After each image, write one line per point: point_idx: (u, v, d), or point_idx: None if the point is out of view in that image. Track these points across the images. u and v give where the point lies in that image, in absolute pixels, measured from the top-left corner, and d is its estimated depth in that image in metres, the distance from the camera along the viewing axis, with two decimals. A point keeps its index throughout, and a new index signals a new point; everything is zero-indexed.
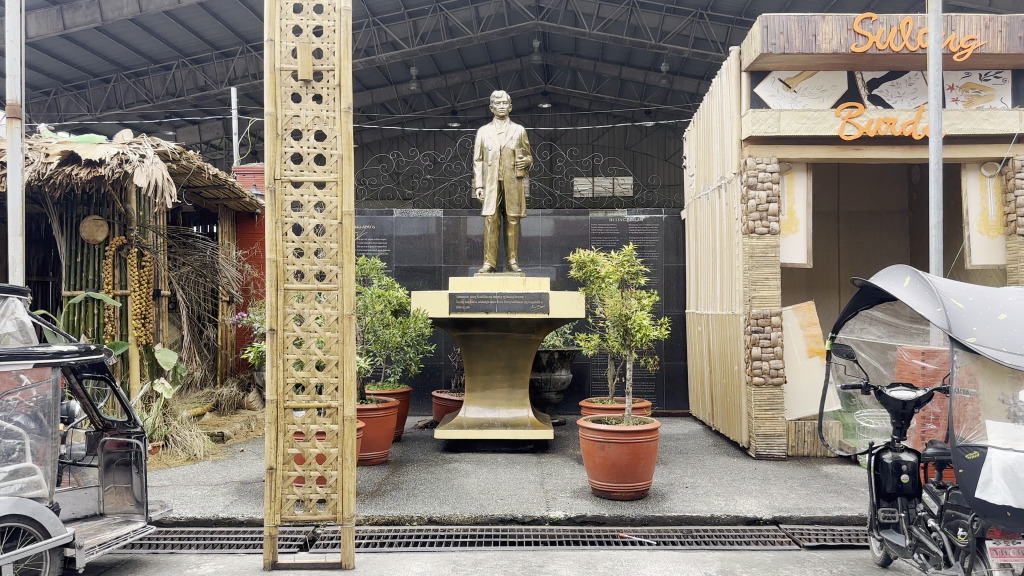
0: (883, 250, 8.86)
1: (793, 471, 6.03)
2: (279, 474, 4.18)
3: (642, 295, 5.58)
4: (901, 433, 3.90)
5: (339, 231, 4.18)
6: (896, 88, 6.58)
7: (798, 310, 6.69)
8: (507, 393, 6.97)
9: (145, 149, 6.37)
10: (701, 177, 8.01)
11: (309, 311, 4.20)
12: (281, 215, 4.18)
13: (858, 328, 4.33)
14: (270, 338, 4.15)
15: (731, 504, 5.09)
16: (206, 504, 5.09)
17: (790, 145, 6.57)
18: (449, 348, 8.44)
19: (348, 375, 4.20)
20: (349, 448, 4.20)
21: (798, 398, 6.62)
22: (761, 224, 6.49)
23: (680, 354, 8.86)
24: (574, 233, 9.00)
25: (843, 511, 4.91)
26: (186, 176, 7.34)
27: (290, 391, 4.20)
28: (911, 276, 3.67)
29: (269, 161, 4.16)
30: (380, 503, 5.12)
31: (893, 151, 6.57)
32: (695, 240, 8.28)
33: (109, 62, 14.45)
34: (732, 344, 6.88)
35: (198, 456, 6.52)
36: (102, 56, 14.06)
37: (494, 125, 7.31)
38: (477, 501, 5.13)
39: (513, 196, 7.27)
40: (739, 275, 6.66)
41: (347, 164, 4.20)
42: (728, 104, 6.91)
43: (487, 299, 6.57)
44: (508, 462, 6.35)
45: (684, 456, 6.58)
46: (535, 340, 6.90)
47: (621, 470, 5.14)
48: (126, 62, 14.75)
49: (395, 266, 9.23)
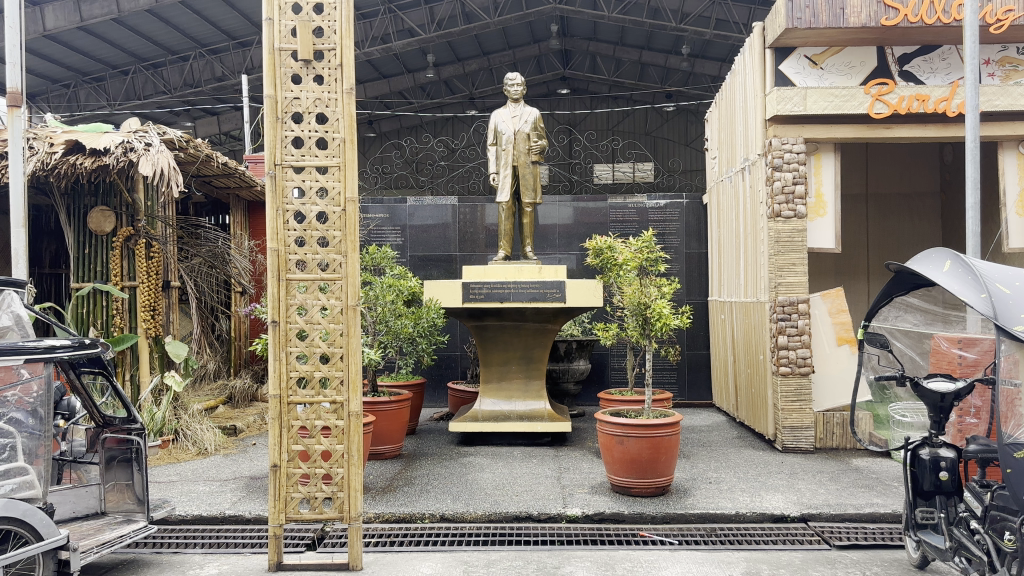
0: (913, 233, 8.53)
1: (822, 465, 5.79)
2: (283, 471, 4.01)
3: (661, 282, 5.37)
4: (940, 427, 3.66)
5: (343, 218, 3.99)
6: (928, 63, 6.27)
7: (826, 297, 6.42)
8: (524, 384, 6.77)
9: (150, 137, 6.22)
10: (723, 160, 7.74)
11: (312, 302, 4.02)
12: (282, 202, 4.00)
13: (892, 316, 4.07)
14: (272, 331, 3.98)
15: (757, 500, 4.87)
16: (212, 501, 4.96)
17: (817, 124, 6.30)
18: (465, 338, 8.27)
19: (354, 369, 4.01)
20: (355, 445, 4.02)
21: (827, 390, 6.37)
22: (787, 207, 6.23)
23: (702, 343, 8.61)
24: (593, 220, 8.77)
25: (875, 508, 4.67)
26: (195, 165, 7.19)
27: (293, 385, 4.03)
28: (951, 259, 3.38)
29: (269, 147, 3.98)
30: (391, 499, 4.95)
31: (925, 129, 6.26)
32: (717, 224, 8.01)
33: (127, 53, 14.38)
34: (757, 333, 6.62)
35: (209, 450, 6.40)
36: (120, 48, 13.99)
37: (508, 108, 7.09)
38: (491, 498, 4.95)
39: (529, 181, 7.04)
40: (764, 262, 6.39)
41: (350, 148, 3.99)
42: (752, 82, 6.63)
43: (502, 289, 6.38)
44: (525, 456, 6.16)
45: (708, 449, 6.35)
46: (552, 330, 6.70)
47: (641, 465, 4.93)
48: (144, 54, 14.68)
49: (410, 255, 9.05)
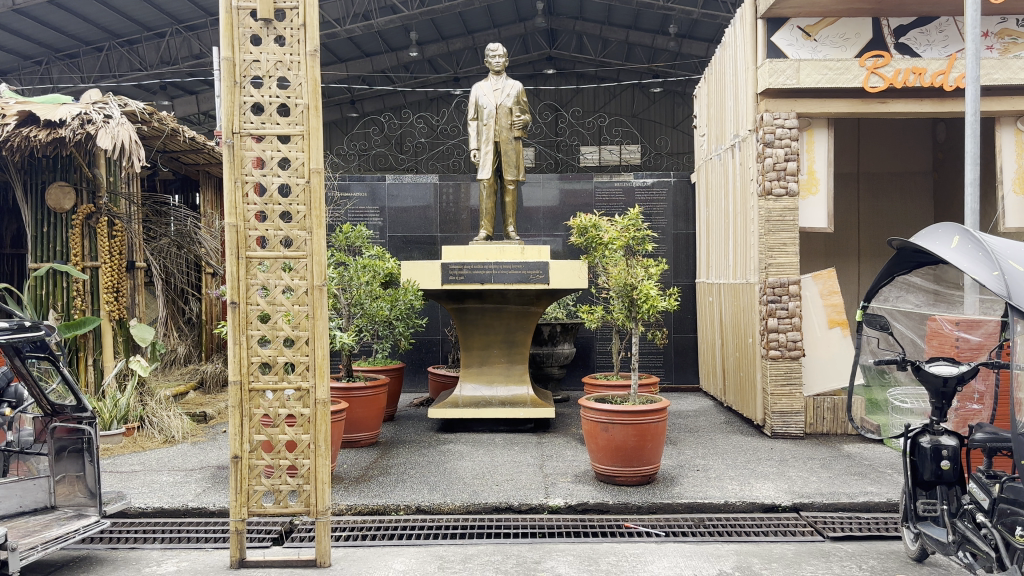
0: (906, 213, 8.34)
1: (813, 452, 5.59)
2: (244, 463, 3.77)
3: (648, 263, 5.12)
4: (941, 413, 3.47)
5: (307, 190, 3.73)
6: (925, 35, 6.02)
7: (817, 278, 6.18)
8: (506, 369, 6.54)
9: (110, 109, 5.94)
10: (712, 137, 7.49)
11: (275, 282, 3.76)
12: (240, 172, 3.74)
13: (892, 296, 3.90)
14: (231, 313, 3.72)
15: (746, 489, 4.66)
16: (175, 493, 4.73)
17: (809, 99, 6.06)
18: (445, 321, 8.02)
19: (320, 353, 3.75)
20: (322, 435, 3.77)
21: (819, 372, 6.13)
22: (779, 184, 5.99)
23: (689, 326, 8.41)
24: (578, 200, 8.52)
25: (870, 497, 4.48)
26: (160, 139, 6.89)
27: (255, 371, 3.78)
28: (960, 235, 3.09)
29: (226, 113, 3.72)
30: (365, 490, 4.71)
31: (921, 103, 6.02)
32: (706, 203, 7.77)
33: (101, 30, 13.93)
34: (746, 315, 6.42)
35: (176, 438, 6.16)
36: (93, 23, 13.53)
37: (489, 82, 6.79)
38: (469, 488, 4.72)
39: (511, 158, 6.76)
40: (754, 242, 6.17)
41: (314, 115, 3.73)
42: (742, 55, 6.39)
43: (483, 270, 6.13)
44: (506, 443, 5.93)
45: (695, 435, 6.14)
46: (535, 313, 6.46)
47: (627, 453, 4.70)
48: (119, 30, 14.23)
49: (389, 237, 8.77)
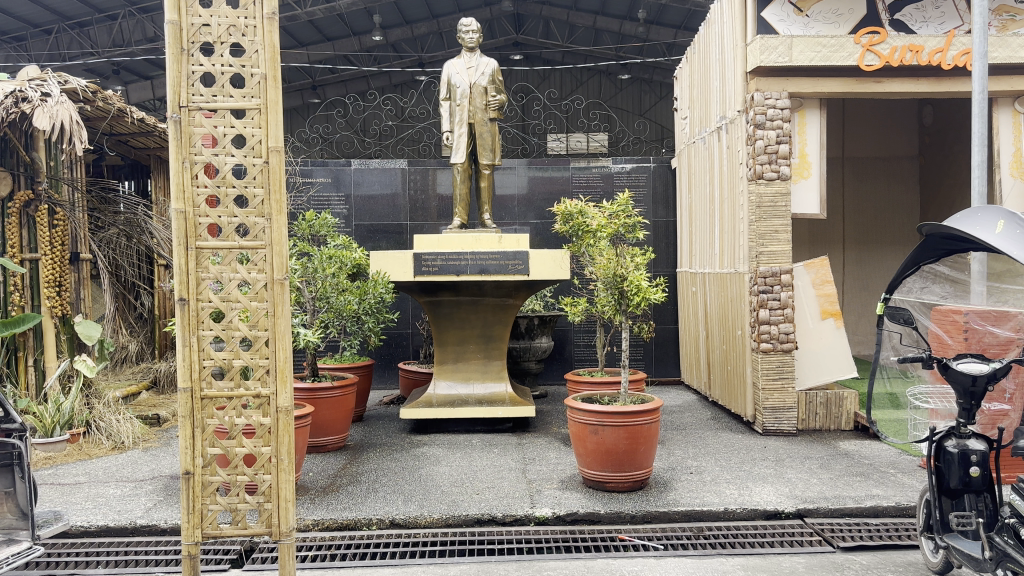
0: (890, 198, 8.11)
1: (809, 450, 5.30)
2: (196, 480, 3.36)
3: (636, 252, 4.76)
4: (969, 415, 3.16)
5: (265, 171, 3.30)
6: (921, 11, 5.76)
7: (810, 267, 5.87)
8: (482, 365, 6.16)
9: (49, 87, 5.42)
10: (695, 121, 7.16)
11: (229, 276, 3.31)
12: (189, 152, 3.31)
13: (917, 287, 3.44)
14: (180, 311, 3.29)
15: (745, 493, 4.35)
16: (123, 508, 4.30)
17: (801, 77, 5.74)
18: (416, 315, 7.62)
19: (282, 357, 3.33)
20: (285, 447, 3.36)
21: (811, 366, 5.86)
22: (770, 168, 5.65)
23: (670, 317, 8.09)
24: (552, 188, 8.14)
25: (877, 502, 4.20)
26: (106, 121, 6.37)
27: (208, 376, 3.36)
28: (1005, 219, 2.78)
29: (172, 84, 3.30)
30: (333, 502, 4.31)
31: (918, 83, 5.73)
32: (688, 190, 7.45)
33: (50, 11, 13.16)
34: (734, 306, 6.10)
35: (126, 445, 5.69)
36: (42, 5, 12.78)
37: (462, 59, 6.37)
38: (448, 497, 4.34)
39: (486, 141, 6.35)
40: (744, 229, 5.84)
41: (273, 87, 3.31)
42: (729, 32, 6.05)
43: (458, 260, 5.74)
44: (484, 445, 5.56)
45: (683, 433, 5.82)
46: (512, 306, 6.09)
47: (619, 457, 4.35)
48: (68, 11, 13.46)
49: (355, 226, 8.31)
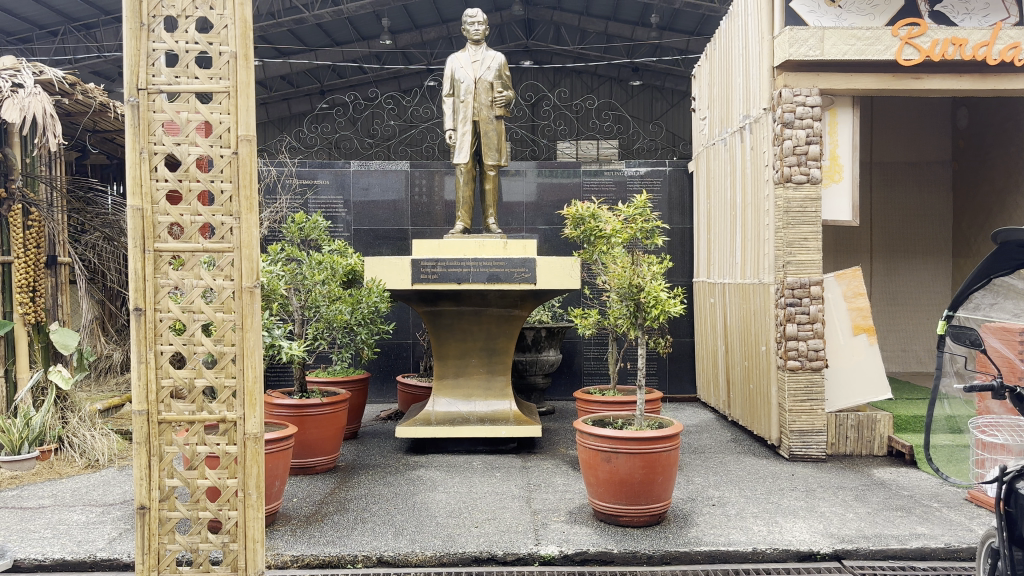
0: (922, 206, 7.68)
1: (842, 479, 4.85)
2: (152, 516, 2.94)
3: (653, 260, 4.32)
4: None
5: (234, 163, 2.89)
6: (964, 2, 5.28)
7: (841, 278, 5.40)
8: (485, 381, 5.74)
9: (23, 77, 5.04)
10: (715, 120, 6.73)
11: (191, 283, 2.90)
12: (148, 140, 2.91)
13: (987, 305, 2.92)
14: (135, 323, 2.88)
15: (775, 531, 3.90)
16: (84, 538, 3.88)
17: (834, 73, 5.30)
18: (417, 325, 7.21)
19: (250, 376, 2.92)
20: (253, 478, 2.95)
21: (842, 386, 5.40)
22: (799, 170, 5.21)
23: (686, 330, 7.64)
24: (562, 193, 7.71)
25: (924, 542, 3.75)
26: (87, 115, 5.97)
27: (166, 398, 2.95)
28: None
29: (129, 64, 2.90)
30: (315, 534, 3.88)
31: (959, 80, 5.29)
32: (706, 195, 7.02)
33: (56, 13, 12.77)
34: (757, 320, 5.64)
35: (101, 463, 5.26)
36: (45, 6, 12.37)
37: (467, 52, 5.96)
38: (444, 530, 3.91)
39: (492, 139, 5.94)
40: (769, 237, 5.40)
41: (244, 67, 2.90)
42: (754, 23, 5.62)
43: (459, 267, 5.32)
44: (486, 468, 5.13)
45: (702, 457, 5.37)
46: (518, 317, 5.65)
47: (633, 488, 3.90)
48: (75, 13, 13.04)
49: (355, 232, 7.90)
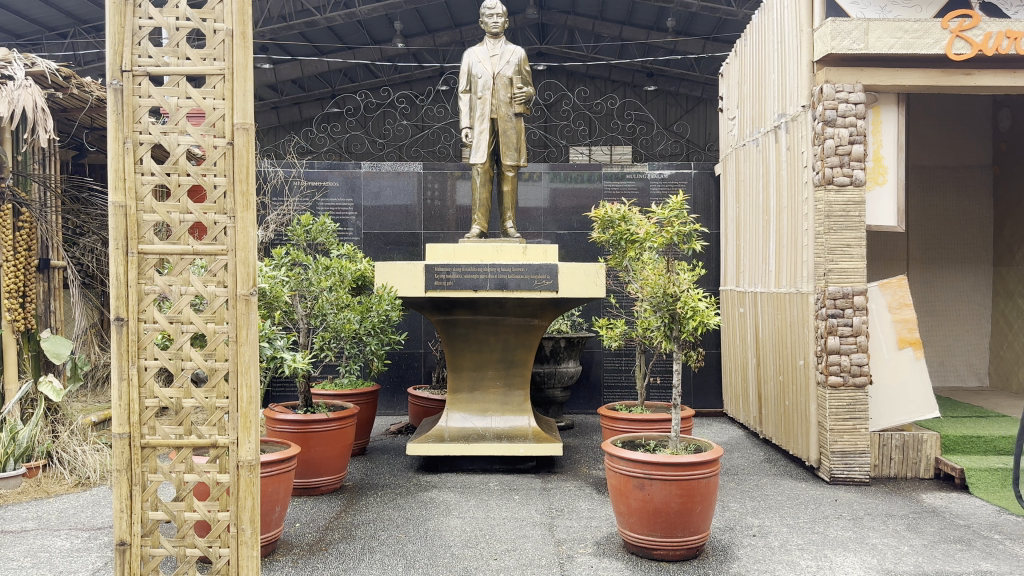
0: (962, 213, 7.28)
1: (890, 505, 4.47)
2: (133, 553, 2.60)
3: (687, 267, 3.96)
4: None
5: (229, 154, 2.56)
6: None
7: (886, 288, 5.04)
8: (502, 395, 5.39)
9: (12, 69, 4.74)
10: (746, 120, 6.39)
11: (179, 289, 2.57)
12: (134, 129, 2.58)
13: None
14: (116, 334, 2.56)
15: (825, 566, 3.52)
16: (65, 569, 3.54)
17: (879, 69, 4.93)
18: (429, 334, 6.88)
19: (245, 396, 2.59)
20: (248, 512, 2.61)
21: (887, 404, 5.02)
22: (841, 172, 4.86)
23: (712, 342, 7.28)
24: (582, 197, 7.37)
25: None
26: (84, 111, 5.67)
27: (151, 420, 2.61)
28: None
29: (111, 43, 2.57)
30: (318, 566, 3.53)
31: (1014, 77, 4.91)
32: (735, 200, 6.68)
33: (65, 15, 12.51)
34: (794, 333, 5.28)
35: (92, 481, 4.94)
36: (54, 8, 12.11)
37: (485, 46, 5.63)
38: (460, 563, 3.56)
39: (511, 138, 5.61)
40: (808, 244, 5.03)
41: (240, 46, 2.57)
42: (791, 16, 5.27)
43: (476, 274, 4.99)
44: (503, 490, 4.77)
45: (735, 479, 5.00)
46: (537, 327, 5.30)
47: (668, 519, 3.55)
48: (85, 15, 12.77)
49: (365, 236, 7.57)
